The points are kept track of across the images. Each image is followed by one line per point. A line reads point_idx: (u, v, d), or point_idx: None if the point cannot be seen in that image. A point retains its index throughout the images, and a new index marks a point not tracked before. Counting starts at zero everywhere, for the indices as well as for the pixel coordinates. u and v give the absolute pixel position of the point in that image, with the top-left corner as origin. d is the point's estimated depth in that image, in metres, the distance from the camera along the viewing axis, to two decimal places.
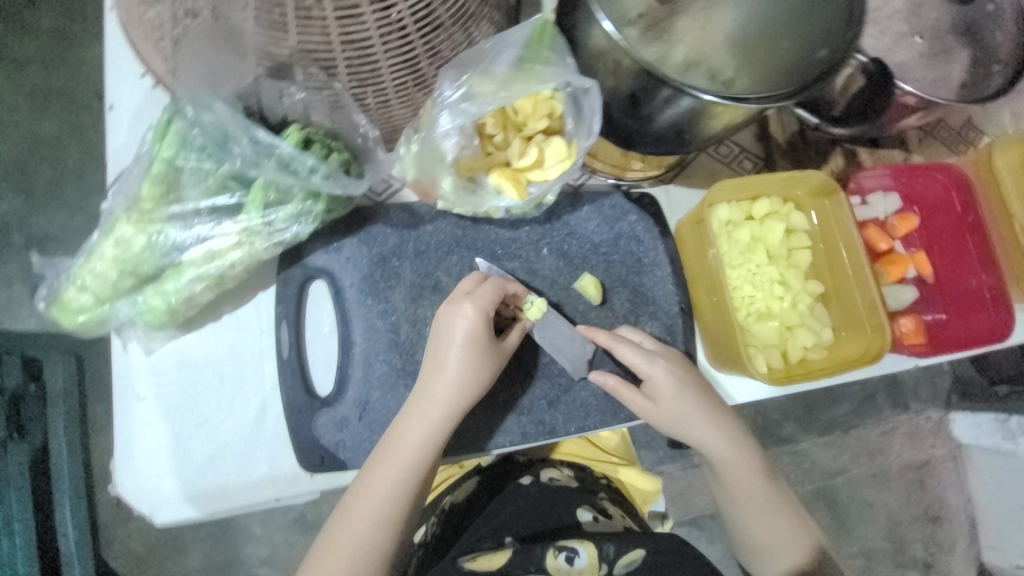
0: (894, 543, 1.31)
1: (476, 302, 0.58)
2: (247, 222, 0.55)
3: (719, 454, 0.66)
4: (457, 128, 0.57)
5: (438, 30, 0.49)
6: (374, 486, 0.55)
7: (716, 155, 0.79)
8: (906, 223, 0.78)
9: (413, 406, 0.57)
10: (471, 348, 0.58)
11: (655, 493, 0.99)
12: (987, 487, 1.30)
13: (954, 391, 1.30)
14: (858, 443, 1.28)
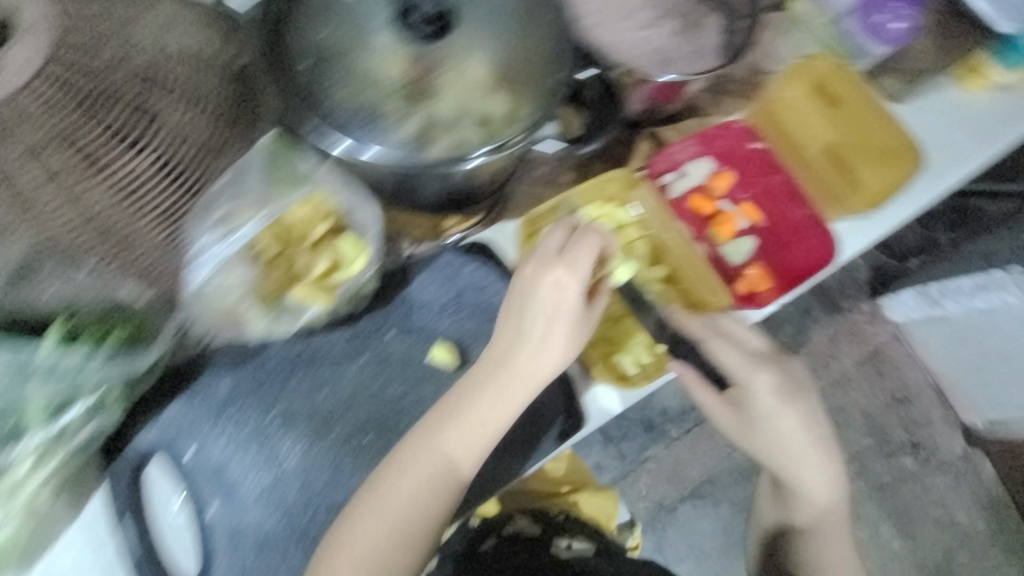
0: (875, 436, 1.38)
1: (572, 271, 0.60)
2: (37, 440, 0.51)
3: (781, 400, 0.69)
4: (233, 263, 0.55)
5: (178, 172, 0.53)
6: (398, 496, 0.57)
7: (534, 177, 0.80)
8: (722, 181, 0.83)
9: (503, 382, 0.59)
10: (573, 313, 0.60)
11: (614, 503, 1.02)
12: (934, 353, 1.35)
13: (875, 280, 1.38)
14: (811, 357, 1.37)
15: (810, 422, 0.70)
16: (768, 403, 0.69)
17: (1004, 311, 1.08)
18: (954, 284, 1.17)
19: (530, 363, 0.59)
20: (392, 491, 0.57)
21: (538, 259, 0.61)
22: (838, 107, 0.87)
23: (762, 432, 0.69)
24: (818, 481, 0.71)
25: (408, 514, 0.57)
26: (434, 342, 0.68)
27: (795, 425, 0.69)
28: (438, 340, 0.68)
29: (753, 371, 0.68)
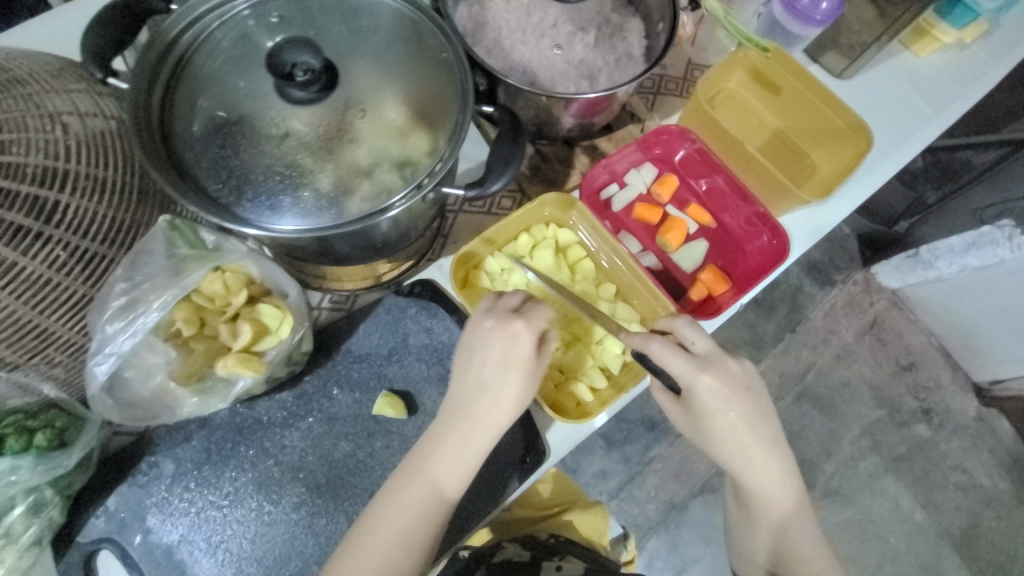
0: (886, 407, 1.34)
1: (528, 320, 0.58)
2: None
3: (728, 405, 0.62)
4: (148, 347, 0.54)
5: (87, 263, 0.50)
6: (364, 553, 0.55)
7: (474, 208, 0.79)
8: (666, 187, 0.80)
9: (464, 433, 0.57)
10: (528, 360, 0.57)
11: (605, 520, 0.99)
12: (935, 318, 1.32)
13: (865, 246, 1.38)
14: (808, 336, 1.34)
15: (758, 424, 0.64)
16: (716, 408, 0.62)
17: (997, 268, 1.04)
18: (945, 243, 1.12)
19: (491, 410, 0.57)
20: (359, 549, 0.55)
21: (495, 310, 0.59)
22: (779, 94, 0.88)
23: (714, 436, 0.63)
24: (777, 481, 0.65)
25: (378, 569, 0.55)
26: (380, 392, 0.67)
27: (746, 429, 0.63)
28: (383, 391, 0.67)
29: (694, 375, 0.61)
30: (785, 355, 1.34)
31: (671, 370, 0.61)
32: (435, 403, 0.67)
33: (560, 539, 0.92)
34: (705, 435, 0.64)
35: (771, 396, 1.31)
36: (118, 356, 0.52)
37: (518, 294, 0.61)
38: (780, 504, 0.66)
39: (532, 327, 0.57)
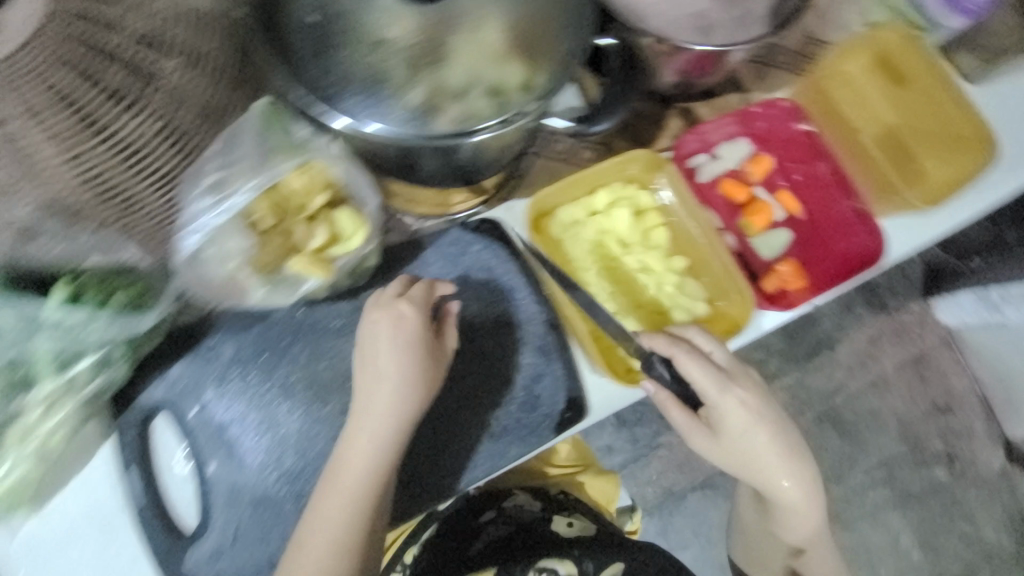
0: (909, 445, 1.28)
1: (412, 303, 0.59)
2: (49, 389, 0.53)
3: (757, 418, 0.64)
4: (224, 230, 0.53)
5: (186, 138, 0.53)
6: (333, 508, 0.55)
7: (552, 154, 0.76)
8: (759, 166, 0.76)
9: (374, 415, 0.57)
10: (416, 346, 0.58)
11: (615, 489, 1.00)
12: (987, 364, 1.23)
13: (929, 278, 1.27)
14: (848, 357, 1.26)
15: (783, 435, 0.66)
16: (742, 426, 0.63)
17: None
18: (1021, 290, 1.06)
19: (375, 391, 0.57)
20: (328, 503, 0.56)
21: (378, 300, 0.60)
22: (903, 86, 0.78)
23: (738, 452, 0.64)
24: (802, 492, 0.67)
25: (346, 524, 0.55)
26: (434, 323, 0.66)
27: (769, 442, 0.65)
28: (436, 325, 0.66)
29: (724, 393, 0.62)
30: (822, 370, 1.26)
31: (702, 389, 0.61)
32: (487, 343, 0.68)
33: (568, 496, 0.95)
34: (732, 453, 0.64)
35: (795, 410, 1.25)
36: (203, 233, 0.53)
37: (400, 281, 0.61)
38: (810, 509, 0.69)
39: (422, 313, 0.59)
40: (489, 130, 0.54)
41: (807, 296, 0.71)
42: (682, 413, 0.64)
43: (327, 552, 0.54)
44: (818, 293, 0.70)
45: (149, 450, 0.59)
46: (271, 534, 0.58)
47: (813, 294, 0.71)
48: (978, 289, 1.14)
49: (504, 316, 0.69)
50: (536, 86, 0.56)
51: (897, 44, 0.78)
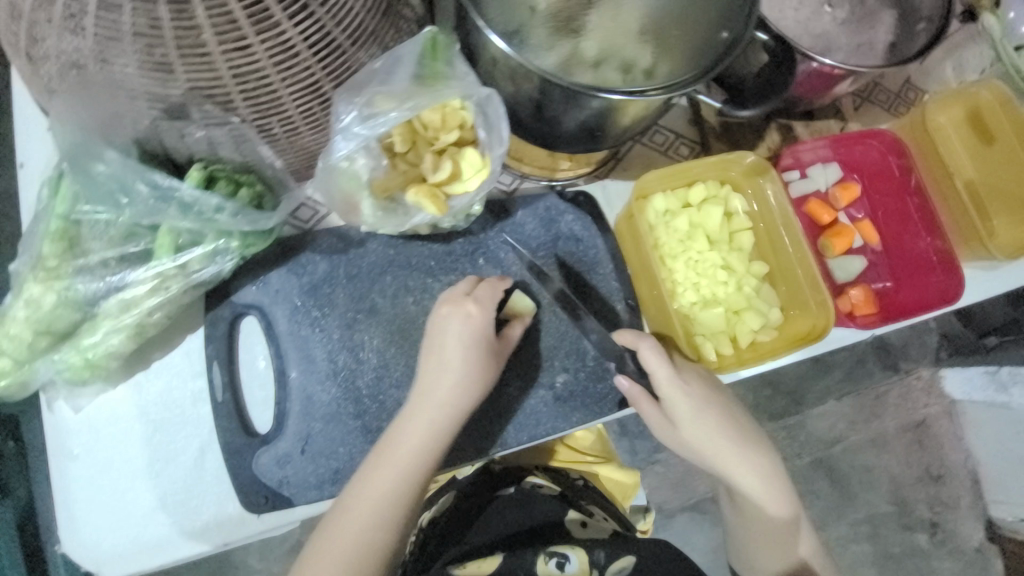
0: (897, 506, 1.27)
1: (479, 302, 0.59)
2: (160, 267, 0.53)
3: (706, 403, 0.63)
4: (362, 149, 0.55)
5: (337, 52, 0.48)
6: (372, 493, 0.54)
7: (653, 144, 0.77)
8: (847, 193, 0.77)
9: (430, 409, 0.57)
10: (483, 344, 0.59)
11: (634, 486, 0.94)
12: (990, 442, 1.25)
13: (944, 347, 1.27)
14: (852, 409, 1.25)
15: (731, 417, 0.65)
16: (693, 413, 0.63)
17: None
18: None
19: (439, 380, 0.57)
20: (367, 486, 0.55)
21: (449, 296, 0.60)
22: (990, 144, 0.78)
23: (696, 438, 0.64)
24: (761, 475, 0.66)
25: (385, 511, 0.54)
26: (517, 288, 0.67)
27: (720, 427, 0.64)
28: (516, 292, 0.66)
29: (674, 385, 0.62)
30: (830, 415, 1.24)
31: (651, 377, 0.62)
32: (565, 310, 0.68)
33: (588, 484, 0.89)
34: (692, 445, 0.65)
35: (794, 450, 1.23)
36: (354, 142, 0.54)
37: (470, 280, 0.62)
38: (775, 497, 0.67)
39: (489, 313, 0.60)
40: (622, 94, 0.49)
41: (874, 323, 0.73)
42: (651, 411, 0.64)
43: (363, 536, 0.53)
44: (885, 322, 0.73)
45: (234, 348, 0.60)
46: (338, 451, 0.59)
47: (880, 322, 0.73)
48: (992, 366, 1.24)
49: (586, 288, 0.70)
50: (664, 70, 0.56)
51: (991, 102, 0.78)
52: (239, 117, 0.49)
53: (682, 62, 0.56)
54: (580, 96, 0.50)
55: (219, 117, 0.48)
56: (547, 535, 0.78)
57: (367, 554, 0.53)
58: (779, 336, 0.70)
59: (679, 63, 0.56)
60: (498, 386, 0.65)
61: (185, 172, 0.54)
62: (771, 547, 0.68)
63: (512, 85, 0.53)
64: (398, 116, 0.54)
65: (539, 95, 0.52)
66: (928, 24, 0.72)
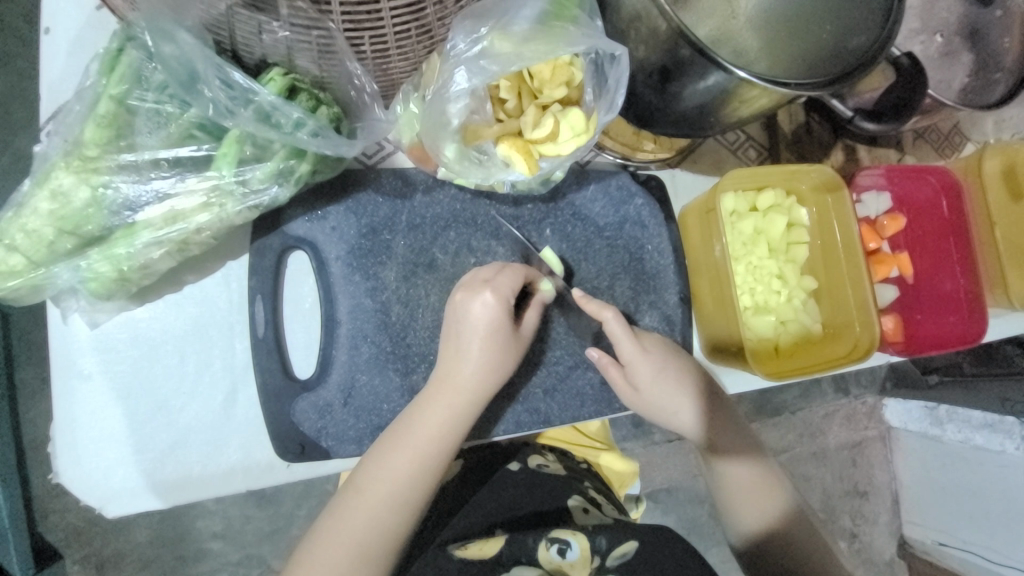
0: (825, 515, 1.26)
1: (489, 288, 0.54)
2: (218, 179, 0.46)
3: (667, 369, 0.63)
4: (471, 91, 0.50)
5: None
6: (389, 478, 0.51)
7: (725, 141, 0.74)
8: (895, 224, 0.79)
9: (450, 399, 0.53)
10: (507, 332, 0.55)
11: (632, 476, 0.86)
12: (914, 469, 1.25)
13: (890, 377, 1.27)
14: (803, 425, 1.22)
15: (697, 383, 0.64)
16: (654, 380, 0.62)
17: (994, 455, 1.09)
18: (966, 413, 1.13)
19: (458, 368, 0.54)
20: (379, 468, 0.52)
21: (474, 281, 0.56)
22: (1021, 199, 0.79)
23: (658, 407, 0.63)
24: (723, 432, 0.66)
25: (397, 496, 0.51)
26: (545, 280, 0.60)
27: (681, 393, 0.63)
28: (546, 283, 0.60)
29: (637, 354, 0.61)
30: (785, 423, 1.22)
31: (618, 346, 0.61)
32: (622, 294, 0.67)
33: (591, 470, 0.81)
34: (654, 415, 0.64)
35: None
36: (467, 89, 0.50)
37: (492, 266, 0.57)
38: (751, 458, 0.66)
39: (500, 295, 0.54)
40: (751, 74, 0.45)
41: (903, 351, 0.76)
42: (617, 383, 0.62)
43: (373, 517, 0.51)
44: (913, 352, 0.77)
45: (280, 284, 0.54)
46: (381, 407, 0.56)
47: (908, 352, 0.77)
48: (931, 401, 1.19)
49: (642, 277, 0.68)
50: (779, 68, 0.51)
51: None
52: (332, 23, 0.41)
53: (800, 59, 0.51)
54: (710, 71, 0.46)
55: (311, 19, 0.41)
56: (549, 516, 0.68)
57: (380, 536, 0.51)
58: (818, 351, 0.72)
59: (794, 61, 0.51)
60: (545, 360, 0.64)
61: (257, 76, 0.47)
62: (753, 499, 0.65)
63: (643, 49, 0.50)
64: (514, 63, 0.49)
65: (668, 61, 0.48)
66: (1006, 75, 0.72)
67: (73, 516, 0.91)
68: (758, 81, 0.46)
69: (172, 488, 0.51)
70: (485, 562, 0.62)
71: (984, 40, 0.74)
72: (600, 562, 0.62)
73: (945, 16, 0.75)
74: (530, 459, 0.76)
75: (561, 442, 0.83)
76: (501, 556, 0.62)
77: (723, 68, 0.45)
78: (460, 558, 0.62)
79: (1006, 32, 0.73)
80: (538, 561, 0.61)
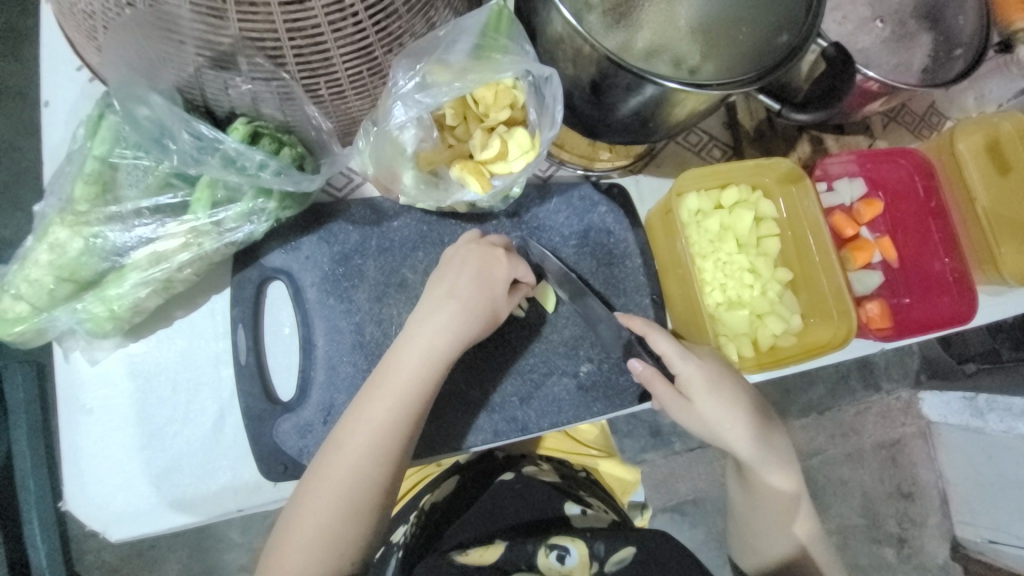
0: (868, 519, 1.21)
1: (487, 266, 0.57)
2: (194, 222, 0.51)
3: (722, 379, 0.61)
4: (414, 120, 0.55)
5: (392, 18, 0.46)
6: (364, 430, 0.52)
7: (687, 143, 0.76)
8: (871, 208, 0.78)
9: (423, 347, 0.54)
10: (473, 287, 0.56)
11: (635, 484, 0.85)
12: (961, 464, 1.18)
13: (924, 369, 1.22)
14: (835, 424, 1.18)
15: (748, 395, 0.63)
16: (710, 388, 0.61)
17: None
18: (1006, 400, 1.06)
19: (400, 363, 0.53)
20: (360, 419, 0.52)
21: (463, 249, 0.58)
22: (1007, 174, 0.78)
23: (708, 422, 0.61)
24: (762, 447, 0.63)
25: (376, 447, 0.52)
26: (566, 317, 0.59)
27: (733, 402, 0.61)
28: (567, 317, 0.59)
29: (690, 353, 0.62)
30: (811, 424, 1.18)
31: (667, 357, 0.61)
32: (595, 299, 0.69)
33: (590, 478, 0.80)
34: (699, 425, 0.62)
35: None
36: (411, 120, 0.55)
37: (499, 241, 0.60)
38: (779, 481, 0.64)
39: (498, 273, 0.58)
40: (679, 83, 0.48)
41: (890, 337, 0.74)
42: (665, 390, 0.61)
43: (328, 520, 0.50)
44: (900, 337, 0.74)
45: (260, 311, 0.58)
46: None
47: (895, 337, 0.74)
48: (969, 391, 1.14)
49: (612, 281, 0.69)
50: (713, 70, 0.53)
51: (1012, 132, 0.78)
52: (288, 74, 0.46)
53: (733, 61, 0.54)
54: (639, 84, 0.49)
55: (269, 72, 0.45)
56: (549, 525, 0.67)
57: (336, 538, 0.51)
58: (798, 342, 0.72)
59: (728, 63, 0.54)
60: (521, 370, 0.66)
61: (226, 127, 0.52)
62: (767, 521, 0.66)
63: (572, 68, 0.53)
64: (450, 92, 0.54)
65: (598, 77, 0.51)
66: (965, 51, 0.72)
67: (109, 554, 0.96)
68: (686, 87, 0.48)
69: (168, 511, 0.55)
70: (485, 567, 0.60)
71: (942, 19, 0.74)
72: (600, 568, 0.61)
73: (896, 4, 0.74)
74: (526, 468, 0.76)
75: (560, 453, 0.83)
76: (502, 561, 0.61)
77: (652, 80, 0.48)
78: (460, 563, 0.60)
79: (961, 9, 0.73)
80: (538, 568, 0.61)
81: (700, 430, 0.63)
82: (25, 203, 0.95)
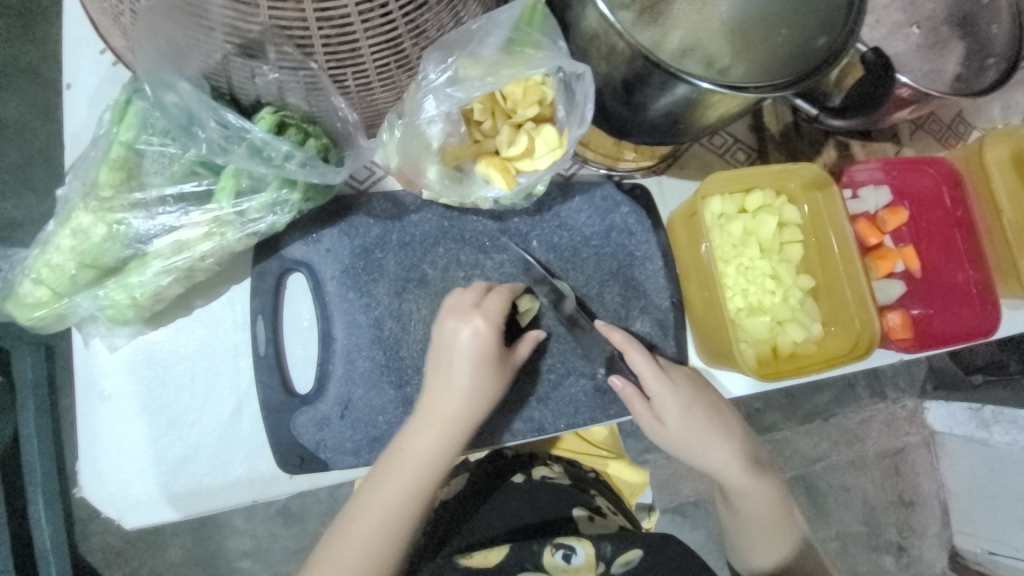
0: (868, 527, 1.20)
1: (487, 317, 0.56)
2: (218, 211, 0.51)
3: (695, 401, 0.63)
4: (443, 115, 0.54)
5: (422, 9, 0.45)
6: (377, 504, 0.54)
7: (712, 145, 0.75)
8: (896, 216, 0.76)
9: (433, 428, 0.55)
10: (484, 361, 0.56)
11: (643, 486, 0.84)
12: (964, 476, 1.18)
13: (930, 379, 1.20)
14: (837, 431, 1.17)
15: (721, 414, 0.64)
16: (685, 409, 0.62)
17: None
18: (1011, 413, 1.07)
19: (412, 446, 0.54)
20: (374, 493, 0.54)
21: (454, 308, 0.57)
22: None
23: (686, 443, 0.63)
24: (740, 463, 0.65)
25: (387, 522, 0.54)
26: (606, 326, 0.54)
27: (709, 420, 0.63)
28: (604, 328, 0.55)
29: (663, 376, 0.62)
30: (817, 430, 1.17)
31: (643, 379, 0.62)
32: (612, 300, 0.68)
33: (599, 479, 0.80)
34: (679, 445, 0.64)
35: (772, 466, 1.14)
36: (439, 114, 0.53)
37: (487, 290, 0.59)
38: (763, 492, 0.66)
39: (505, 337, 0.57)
40: (712, 84, 0.47)
41: (910, 348, 0.73)
42: (648, 416, 0.63)
43: None
44: (920, 349, 0.73)
45: (280, 302, 0.58)
46: (377, 419, 0.59)
47: (915, 348, 0.73)
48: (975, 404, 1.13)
49: (632, 282, 0.69)
50: (748, 72, 0.52)
51: None
52: (316, 63, 0.45)
53: (768, 63, 0.52)
54: (672, 84, 0.48)
55: (296, 61, 0.44)
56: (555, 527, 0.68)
57: None
58: (817, 350, 0.71)
59: (763, 64, 0.52)
60: (539, 370, 0.66)
61: (252, 116, 0.51)
62: (764, 531, 0.66)
63: (604, 65, 0.52)
64: (481, 86, 0.53)
65: (631, 75, 0.50)
66: (999, 60, 0.68)
67: (112, 536, 0.96)
68: (720, 88, 0.47)
69: (184, 499, 0.55)
70: (490, 568, 0.62)
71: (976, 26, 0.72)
72: (606, 568, 0.62)
73: (932, 7, 0.73)
74: (537, 471, 0.74)
75: (570, 452, 0.81)
76: (507, 563, 0.63)
77: (686, 79, 0.47)
78: (463, 566, 0.61)
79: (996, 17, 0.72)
80: (543, 567, 0.62)
81: (683, 450, 0.64)
82: (40, 182, 0.95)
